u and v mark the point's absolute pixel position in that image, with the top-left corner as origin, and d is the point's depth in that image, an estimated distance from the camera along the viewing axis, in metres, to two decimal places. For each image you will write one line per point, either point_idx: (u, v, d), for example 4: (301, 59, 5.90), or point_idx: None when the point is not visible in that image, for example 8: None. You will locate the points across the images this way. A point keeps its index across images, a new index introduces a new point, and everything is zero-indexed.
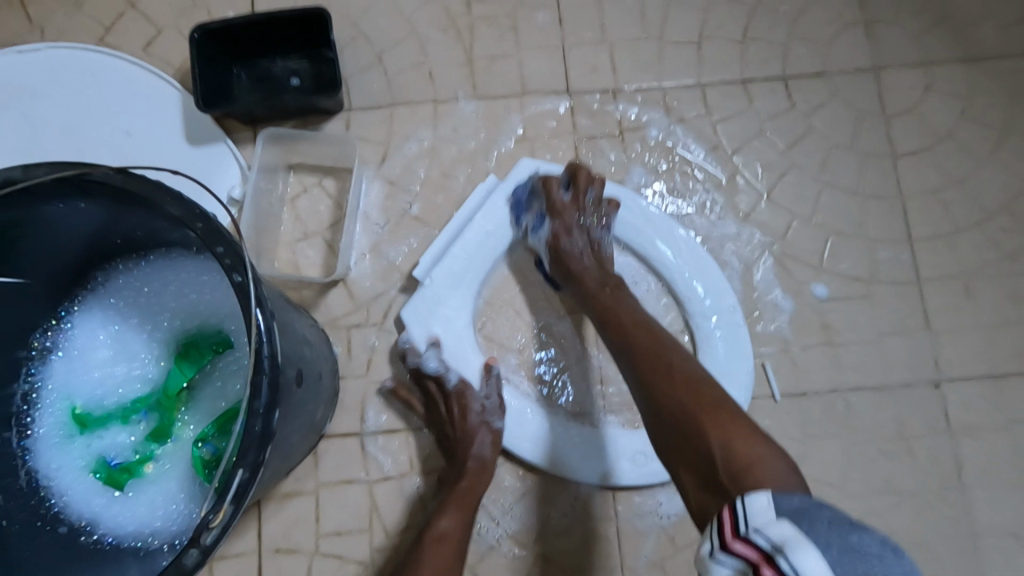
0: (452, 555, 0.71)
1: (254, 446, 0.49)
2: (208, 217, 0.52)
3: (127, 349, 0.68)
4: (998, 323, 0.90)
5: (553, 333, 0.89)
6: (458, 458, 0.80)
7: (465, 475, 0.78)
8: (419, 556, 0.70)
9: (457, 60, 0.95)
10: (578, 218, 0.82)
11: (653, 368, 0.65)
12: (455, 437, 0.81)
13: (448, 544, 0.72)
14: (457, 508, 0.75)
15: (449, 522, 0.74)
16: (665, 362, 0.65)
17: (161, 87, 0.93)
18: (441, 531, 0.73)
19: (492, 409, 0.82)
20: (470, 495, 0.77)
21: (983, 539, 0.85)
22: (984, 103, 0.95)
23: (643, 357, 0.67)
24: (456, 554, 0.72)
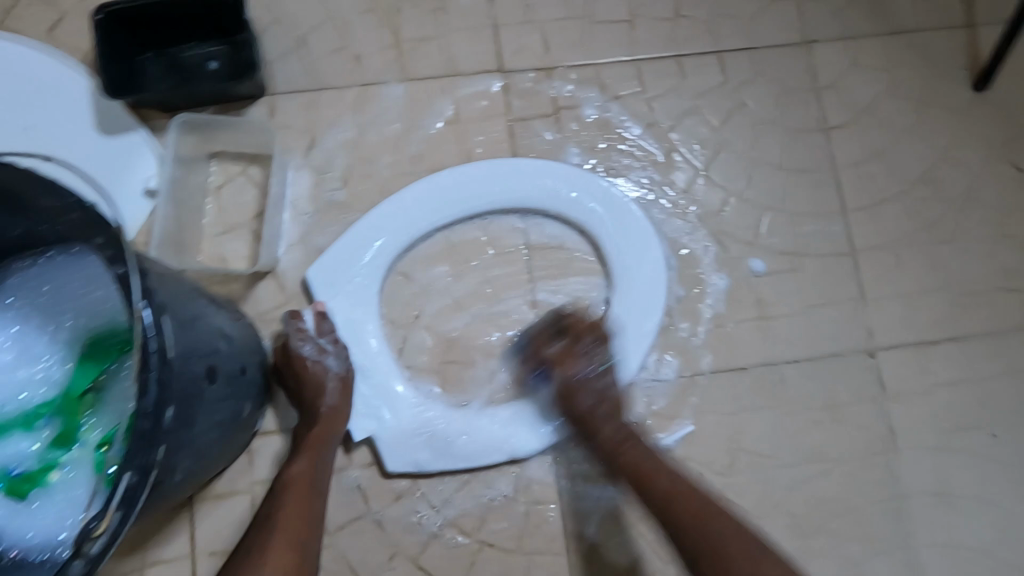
0: (305, 493, 0.69)
1: (143, 446, 0.45)
2: (85, 205, 0.48)
3: (27, 351, 0.64)
4: (924, 291, 0.92)
5: (490, 313, 0.88)
6: (304, 402, 0.78)
7: (294, 462, 0.72)
8: (273, 503, 0.68)
9: (383, 41, 0.92)
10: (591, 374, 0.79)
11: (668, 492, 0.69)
12: (303, 392, 0.77)
13: (300, 482, 0.69)
14: (308, 449, 0.73)
15: (300, 466, 0.71)
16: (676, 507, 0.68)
17: (67, 73, 0.87)
18: (300, 467, 0.71)
19: (326, 352, 0.79)
20: (316, 434, 0.75)
21: (915, 501, 0.87)
22: (909, 77, 0.97)
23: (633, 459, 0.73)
24: (310, 486, 0.70)
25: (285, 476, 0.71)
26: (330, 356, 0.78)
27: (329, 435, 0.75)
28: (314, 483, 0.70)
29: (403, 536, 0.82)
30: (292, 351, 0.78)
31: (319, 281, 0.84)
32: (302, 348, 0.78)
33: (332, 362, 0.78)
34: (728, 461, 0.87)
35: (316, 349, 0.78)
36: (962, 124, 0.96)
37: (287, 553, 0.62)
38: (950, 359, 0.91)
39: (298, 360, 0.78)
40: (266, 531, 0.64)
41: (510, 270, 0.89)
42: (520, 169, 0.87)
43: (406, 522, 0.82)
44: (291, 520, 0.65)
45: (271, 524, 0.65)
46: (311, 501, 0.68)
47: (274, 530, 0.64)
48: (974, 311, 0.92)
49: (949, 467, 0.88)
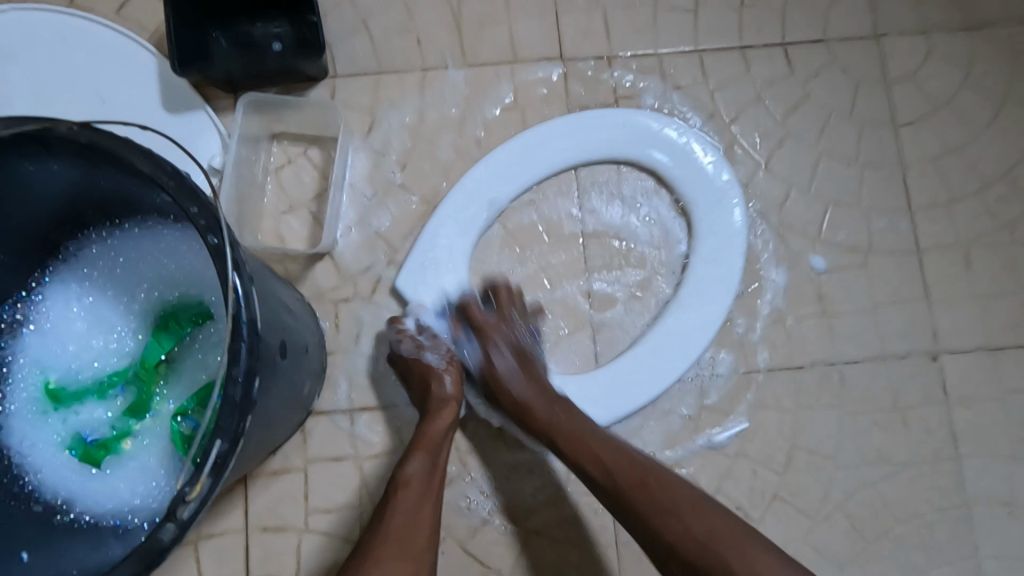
0: (421, 501, 0.66)
1: (234, 415, 0.46)
2: (180, 174, 0.49)
3: (103, 321, 0.65)
4: (993, 293, 0.89)
5: (544, 303, 0.87)
6: (421, 393, 0.78)
7: (410, 459, 0.70)
8: (389, 506, 0.66)
9: (445, 26, 0.92)
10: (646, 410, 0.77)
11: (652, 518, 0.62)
12: (421, 392, 0.78)
13: (416, 486, 0.67)
14: (427, 447, 0.71)
15: (417, 466, 0.69)
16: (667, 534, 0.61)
17: (135, 51, 0.88)
18: (416, 468, 0.69)
19: (432, 346, 0.81)
20: (433, 433, 0.73)
21: (976, 508, 0.85)
22: (983, 72, 0.94)
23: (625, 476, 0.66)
24: (425, 491, 0.68)
25: (400, 474, 0.69)
26: (432, 351, 0.80)
27: (445, 435, 0.74)
28: (431, 488, 0.68)
29: (454, 520, 0.82)
30: (398, 352, 0.80)
31: (408, 288, 0.85)
32: (403, 347, 0.80)
33: (432, 357, 0.79)
34: (784, 459, 0.85)
35: (416, 346, 0.80)
36: None
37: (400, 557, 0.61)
38: (1018, 363, 0.88)
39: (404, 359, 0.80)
40: (384, 537, 0.63)
41: (565, 259, 0.88)
42: (544, 126, 0.88)
43: (457, 506, 0.82)
44: (408, 532, 0.63)
45: (385, 529, 0.63)
46: (428, 509, 0.66)
47: (391, 538, 0.62)
48: None
49: (1014, 475, 0.86)
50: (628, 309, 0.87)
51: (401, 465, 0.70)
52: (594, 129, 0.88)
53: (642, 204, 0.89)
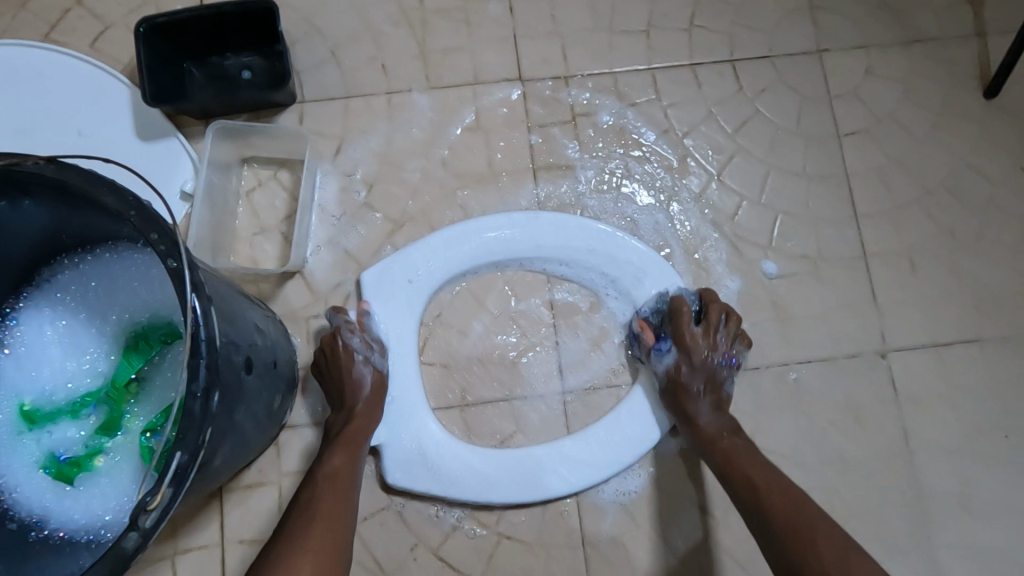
0: (340, 488, 0.71)
1: (194, 427, 0.49)
2: (143, 205, 0.52)
3: (77, 343, 0.68)
4: (937, 294, 0.93)
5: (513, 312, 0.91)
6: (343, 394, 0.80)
7: (334, 455, 0.74)
8: (313, 494, 0.70)
9: (409, 52, 0.96)
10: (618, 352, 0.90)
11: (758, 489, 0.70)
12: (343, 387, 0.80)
13: (342, 478, 0.72)
14: (344, 442, 0.76)
15: (340, 459, 0.74)
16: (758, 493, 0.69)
17: (109, 82, 0.92)
18: (334, 460, 0.73)
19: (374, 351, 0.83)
20: (350, 430, 0.77)
21: (928, 502, 0.88)
22: (921, 85, 0.99)
23: (741, 471, 0.73)
24: (344, 480, 0.72)
25: (325, 467, 0.73)
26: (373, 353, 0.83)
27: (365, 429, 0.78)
28: (349, 476, 0.73)
29: (425, 528, 0.84)
30: (340, 341, 0.82)
31: (370, 284, 0.88)
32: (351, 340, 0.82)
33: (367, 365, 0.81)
34: None
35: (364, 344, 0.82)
36: (975, 131, 0.98)
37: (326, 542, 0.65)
38: (963, 362, 0.92)
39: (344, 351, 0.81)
40: (308, 522, 0.66)
41: (529, 271, 0.91)
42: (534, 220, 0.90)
43: (427, 514, 0.85)
44: (330, 517, 0.67)
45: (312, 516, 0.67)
46: (350, 498, 0.71)
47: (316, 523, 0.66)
48: (988, 315, 0.93)
49: (963, 469, 0.89)
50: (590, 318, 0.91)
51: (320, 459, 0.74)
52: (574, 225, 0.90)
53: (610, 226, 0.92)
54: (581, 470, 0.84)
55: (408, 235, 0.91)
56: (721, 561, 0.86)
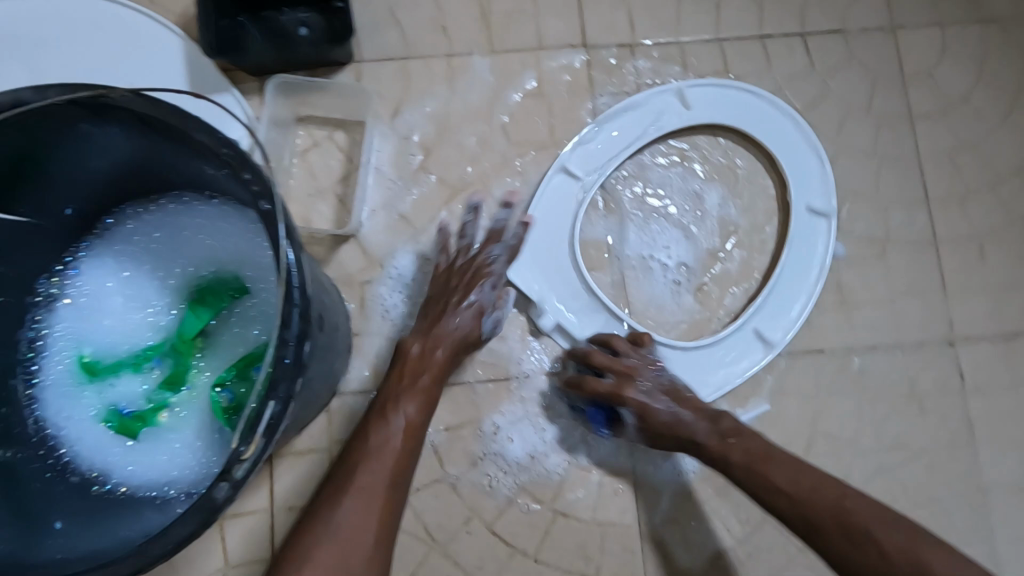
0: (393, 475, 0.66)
1: (285, 378, 0.46)
2: (233, 142, 0.49)
3: (140, 295, 0.66)
4: (1008, 283, 0.91)
5: None
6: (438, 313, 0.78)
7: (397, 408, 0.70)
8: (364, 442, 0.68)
9: (471, 14, 0.93)
10: (639, 383, 0.78)
11: (831, 527, 0.64)
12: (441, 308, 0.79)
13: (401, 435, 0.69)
14: (417, 402, 0.71)
15: (410, 411, 0.71)
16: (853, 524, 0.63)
17: (163, 34, 0.89)
18: (400, 427, 0.69)
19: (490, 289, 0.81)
20: (429, 377, 0.73)
21: (991, 495, 0.86)
22: (998, 67, 0.95)
23: (822, 497, 0.66)
24: (400, 462, 0.67)
25: (383, 405, 0.71)
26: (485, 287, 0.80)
27: (439, 383, 0.75)
28: (407, 463, 0.68)
29: (479, 502, 0.82)
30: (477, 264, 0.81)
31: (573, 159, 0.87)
32: (489, 266, 0.81)
33: (500, 269, 0.81)
34: (804, 445, 0.86)
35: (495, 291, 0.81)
36: None
37: (369, 503, 0.63)
38: None
39: (466, 271, 0.81)
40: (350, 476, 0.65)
41: (587, 236, 0.89)
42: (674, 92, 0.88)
43: (480, 485, 0.82)
44: (378, 473, 0.65)
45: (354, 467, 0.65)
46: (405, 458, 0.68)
47: (353, 486, 0.64)
48: None
49: None
50: (658, 281, 0.89)
51: (388, 411, 0.70)
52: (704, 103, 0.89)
53: (673, 207, 0.90)
54: (784, 312, 0.86)
55: (466, 201, 0.89)
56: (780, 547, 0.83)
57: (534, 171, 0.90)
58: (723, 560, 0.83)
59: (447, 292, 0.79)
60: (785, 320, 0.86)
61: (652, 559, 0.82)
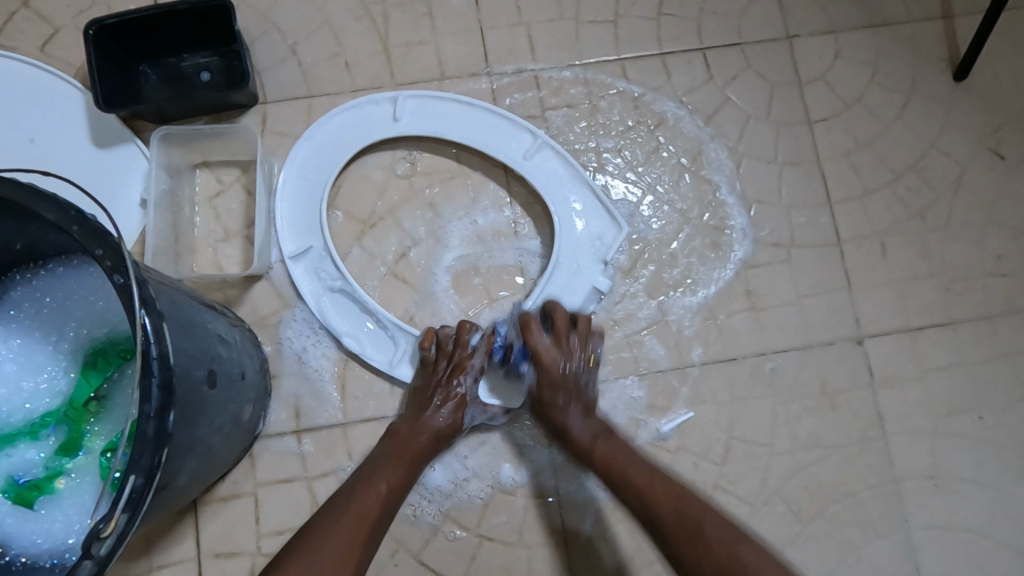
0: (365, 538, 0.68)
1: (147, 450, 0.47)
2: (86, 218, 0.50)
3: (33, 361, 0.66)
4: (910, 277, 0.94)
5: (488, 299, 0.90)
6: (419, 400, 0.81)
7: (370, 488, 0.72)
8: (330, 513, 0.69)
9: (373, 48, 0.94)
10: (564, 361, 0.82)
11: (664, 500, 0.70)
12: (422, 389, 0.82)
13: (372, 512, 0.70)
14: (394, 473, 0.75)
15: (386, 486, 0.73)
16: (691, 521, 0.68)
17: (60, 87, 0.89)
18: (383, 492, 0.72)
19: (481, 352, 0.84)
20: (412, 457, 0.77)
21: (905, 484, 0.89)
22: (889, 68, 0.98)
23: (636, 480, 0.73)
24: (371, 529, 0.69)
25: (364, 479, 0.73)
26: (468, 377, 0.83)
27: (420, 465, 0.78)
28: (371, 530, 0.70)
29: (406, 533, 0.83)
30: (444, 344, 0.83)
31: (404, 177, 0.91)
32: (470, 343, 0.84)
33: (480, 358, 0.84)
34: (722, 450, 0.88)
35: (485, 344, 0.85)
36: (944, 113, 0.98)
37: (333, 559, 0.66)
38: (936, 343, 0.92)
39: (451, 353, 0.83)
40: (316, 538, 0.67)
41: (502, 265, 0.90)
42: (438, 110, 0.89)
43: (404, 516, 0.84)
44: (341, 537, 0.67)
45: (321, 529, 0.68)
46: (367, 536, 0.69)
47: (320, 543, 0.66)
48: (958, 296, 0.94)
49: (938, 450, 0.90)
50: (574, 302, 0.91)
51: (372, 480, 0.73)
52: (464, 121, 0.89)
53: None
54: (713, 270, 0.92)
55: (378, 235, 0.90)
56: None
57: (443, 200, 0.91)
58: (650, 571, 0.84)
59: (427, 386, 0.82)
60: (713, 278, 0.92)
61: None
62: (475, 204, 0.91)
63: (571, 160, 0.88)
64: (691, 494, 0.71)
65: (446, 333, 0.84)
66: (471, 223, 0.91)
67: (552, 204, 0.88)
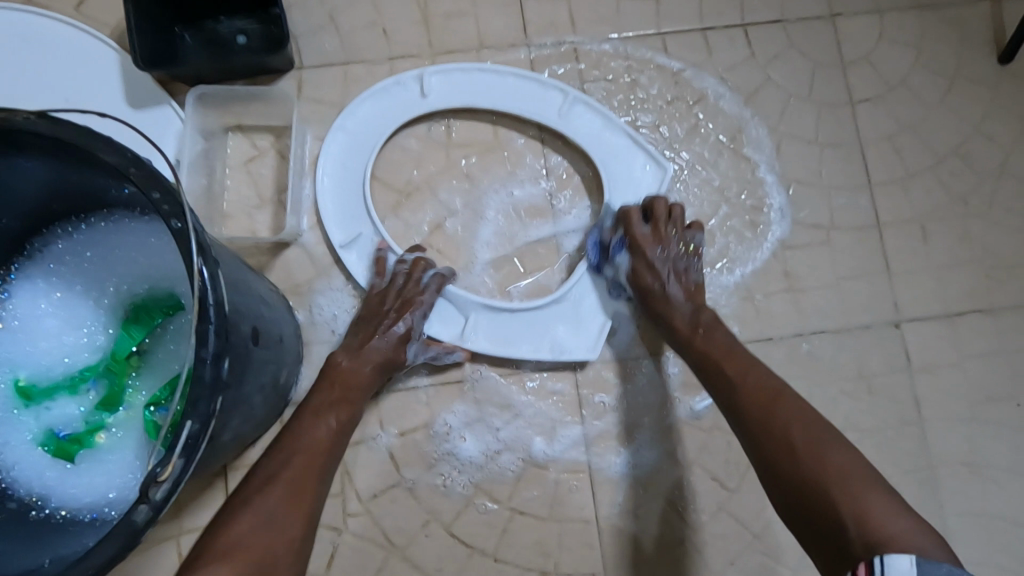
0: (315, 471, 0.65)
1: (204, 396, 0.46)
2: (143, 161, 0.49)
3: (73, 316, 0.65)
4: (951, 263, 0.93)
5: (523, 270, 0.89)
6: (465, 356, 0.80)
7: (318, 422, 0.70)
8: (298, 448, 0.67)
9: (411, 16, 0.92)
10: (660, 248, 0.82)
11: (792, 444, 0.61)
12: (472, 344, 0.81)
13: (320, 447, 0.68)
14: (337, 407, 0.72)
15: (329, 424, 0.70)
16: (812, 481, 0.58)
17: (95, 46, 0.88)
18: (331, 427, 0.70)
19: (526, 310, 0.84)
20: None
21: (941, 470, 0.88)
22: (934, 50, 0.97)
23: (783, 446, 0.61)
24: (323, 463, 0.67)
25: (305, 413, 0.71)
26: None
27: None
28: (323, 464, 0.67)
29: (437, 504, 0.83)
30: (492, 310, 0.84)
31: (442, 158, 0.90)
32: (516, 305, 0.84)
33: (525, 318, 0.83)
34: None
35: (523, 305, 0.83)
36: (989, 97, 0.96)
37: (279, 492, 0.62)
38: (975, 330, 0.91)
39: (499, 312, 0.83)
40: (272, 478, 0.63)
41: (539, 237, 0.89)
42: (459, 69, 0.88)
43: (434, 486, 0.83)
44: (302, 472, 0.64)
45: (286, 465, 0.65)
46: (317, 473, 0.66)
47: (279, 481, 0.63)
48: (999, 283, 0.92)
49: (975, 437, 0.89)
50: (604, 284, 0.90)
51: (320, 413, 0.71)
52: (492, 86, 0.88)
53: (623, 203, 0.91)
54: (751, 251, 0.91)
55: (414, 206, 0.89)
56: (735, 530, 0.85)
57: (480, 172, 0.90)
58: (682, 550, 0.84)
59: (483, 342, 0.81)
60: (751, 258, 0.91)
61: (610, 553, 0.83)
62: (512, 176, 0.90)
63: (604, 111, 0.88)
64: (838, 438, 0.61)
65: (487, 293, 0.83)
66: (508, 196, 0.90)
67: (599, 163, 0.88)
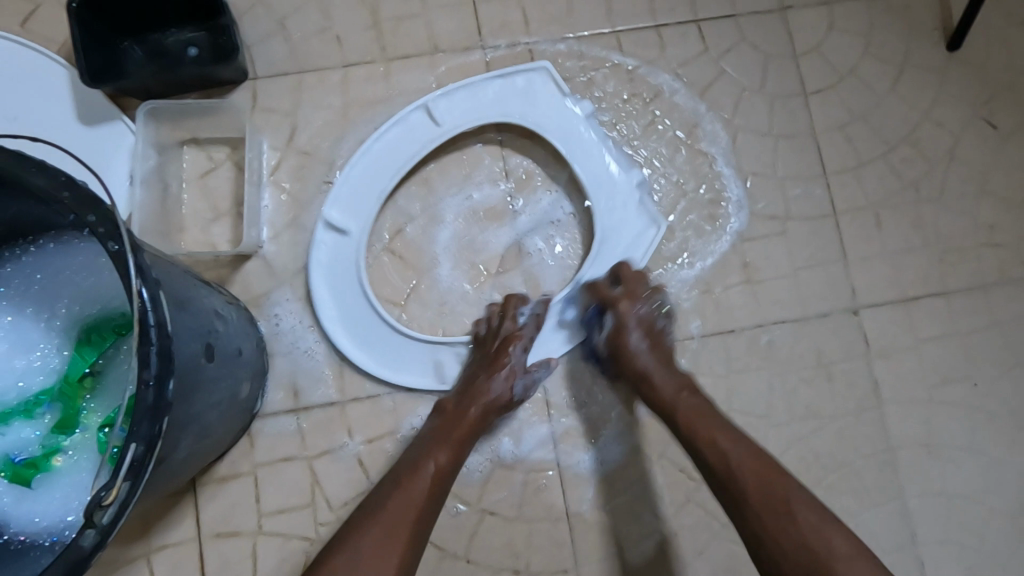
0: (410, 523, 0.66)
1: (146, 419, 0.47)
2: (77, 184, 0.49)
3: (24, 340, 0.65)
4: (904, 249, 0.95)
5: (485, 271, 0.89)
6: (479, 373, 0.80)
7: (420, 467, 0.71)
8: (383, 494, 0.69)
9: (363, 22, 0.92)
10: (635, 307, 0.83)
11: (758, 484, 0.66)
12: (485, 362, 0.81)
13: (422, 488, 0.69)
14: (444, 445, 0.73)
15: (442, 459, 0.72)
16: (774, 494, 0.65)
17: (42, 63, 0.86)
18: (430, 472, 0.70)
19: (531, 324, 0.84)
20: (462, 431, 0.75)
21: (900, 452, 0.90)
22: (882, 40, 0.98)
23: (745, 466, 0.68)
24: (416, 515, 0.67)
25: (423, 453, 0.73)
26: (518, 348, 0.82)
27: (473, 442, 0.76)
28: (424, 511, 0.68)
29: None
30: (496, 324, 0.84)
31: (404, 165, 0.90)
32: (518, 317, 0.84)
33: (528, 333, 0.83)
34: None
35: (534, 320, 0.84)
36: (936, 84, 0.98)
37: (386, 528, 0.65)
38: (929, 314, 0.93)
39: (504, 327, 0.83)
40: (367, 523, 0.65)
41: (499, 238, 0.90)
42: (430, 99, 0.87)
43: None
44: (394, 516, 0.66)
45: (371, 515, 0.66)
46: (421, 522, 0.67)
47: (375, 524, 0.65)
48: (951, 267, 0.95)
49: (933, 419, 0.91)
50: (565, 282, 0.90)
51: (419, 461, 0.71)
52: (461, 100, 0.88)
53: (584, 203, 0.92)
54: (710, 245, 0.93)
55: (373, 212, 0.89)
56: (702, 521, 0.86)
57: (438, 175, 0.90)
58: (651, 543, 0.85)
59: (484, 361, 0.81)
60: (710, 251, 0.92)
61: (581, 548, 0.85)
62: (470, 179, 0.91)
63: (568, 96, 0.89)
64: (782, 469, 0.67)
65: (496, 309, 0.86)
66: (468, 198, 0.90)
67: (580, 168, 0.88)
